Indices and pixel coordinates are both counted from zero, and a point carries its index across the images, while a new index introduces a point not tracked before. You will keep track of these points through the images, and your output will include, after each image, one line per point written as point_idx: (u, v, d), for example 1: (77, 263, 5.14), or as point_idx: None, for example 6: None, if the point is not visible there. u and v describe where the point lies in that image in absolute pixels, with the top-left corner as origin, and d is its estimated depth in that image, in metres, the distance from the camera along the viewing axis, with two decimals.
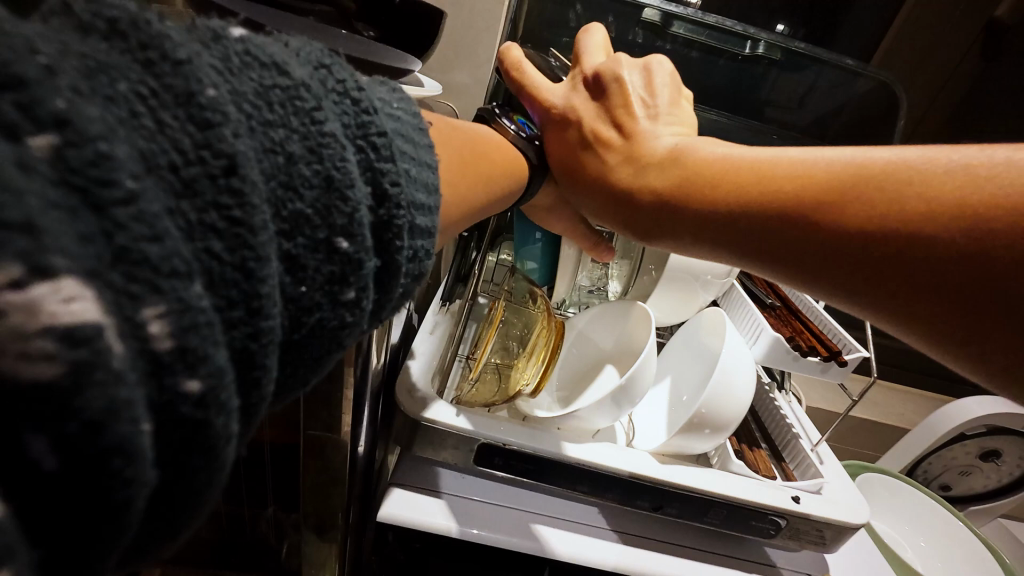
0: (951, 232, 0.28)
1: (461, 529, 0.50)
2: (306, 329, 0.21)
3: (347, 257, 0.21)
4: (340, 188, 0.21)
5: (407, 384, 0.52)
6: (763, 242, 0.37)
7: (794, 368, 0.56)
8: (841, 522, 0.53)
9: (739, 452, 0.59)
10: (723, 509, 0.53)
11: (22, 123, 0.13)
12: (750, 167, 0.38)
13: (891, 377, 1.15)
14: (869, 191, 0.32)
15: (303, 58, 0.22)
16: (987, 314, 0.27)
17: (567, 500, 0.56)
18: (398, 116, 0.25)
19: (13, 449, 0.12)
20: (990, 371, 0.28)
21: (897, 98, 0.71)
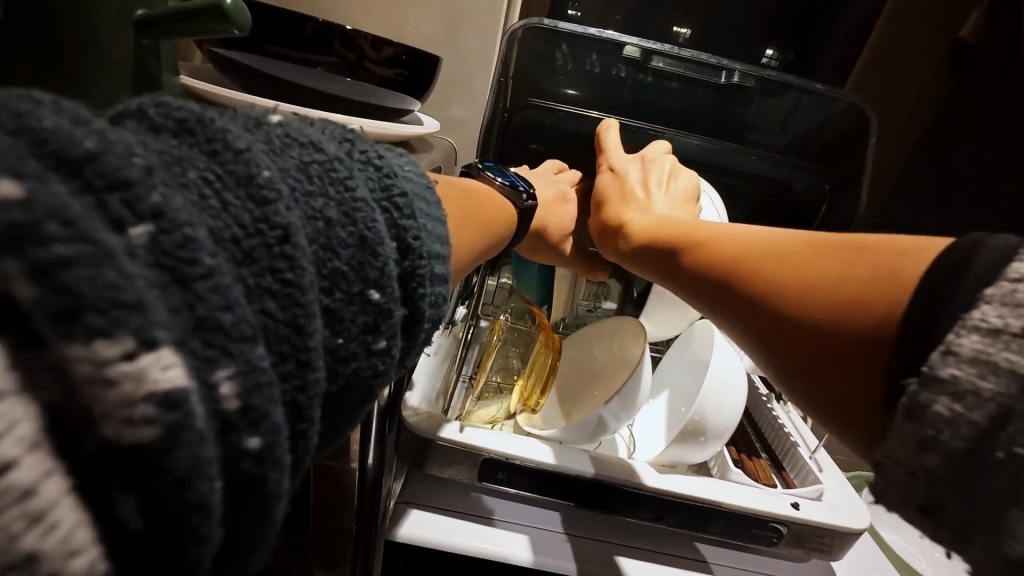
0: (766, 265, 0.41)
1: (535, 559, 0.52)
2: (342, 380, 0.23)
3: (379, 307, 0.23)
4: (372, 245, 0.23)
5: (411, 406, 0.54)
6: (673, 268, 0.50)
7: None
8: (842, 528, 0.53)
9: (739, 461, 0.60)
10: (723, 521, 0.54)
11: (127, 217, 0.15)
12: (683, 224, 0.52)
13: None
14: (737, 239, 0.45)
15: (330, 135, 0.26)
16: (777, 319, 0.38)
17: (545, 509, 0.57)
18: (412, 177, 0.28)
19: (105, 512, 0.15)
20: (784, 364, 0.38)
21: (868, 118, 0.75)
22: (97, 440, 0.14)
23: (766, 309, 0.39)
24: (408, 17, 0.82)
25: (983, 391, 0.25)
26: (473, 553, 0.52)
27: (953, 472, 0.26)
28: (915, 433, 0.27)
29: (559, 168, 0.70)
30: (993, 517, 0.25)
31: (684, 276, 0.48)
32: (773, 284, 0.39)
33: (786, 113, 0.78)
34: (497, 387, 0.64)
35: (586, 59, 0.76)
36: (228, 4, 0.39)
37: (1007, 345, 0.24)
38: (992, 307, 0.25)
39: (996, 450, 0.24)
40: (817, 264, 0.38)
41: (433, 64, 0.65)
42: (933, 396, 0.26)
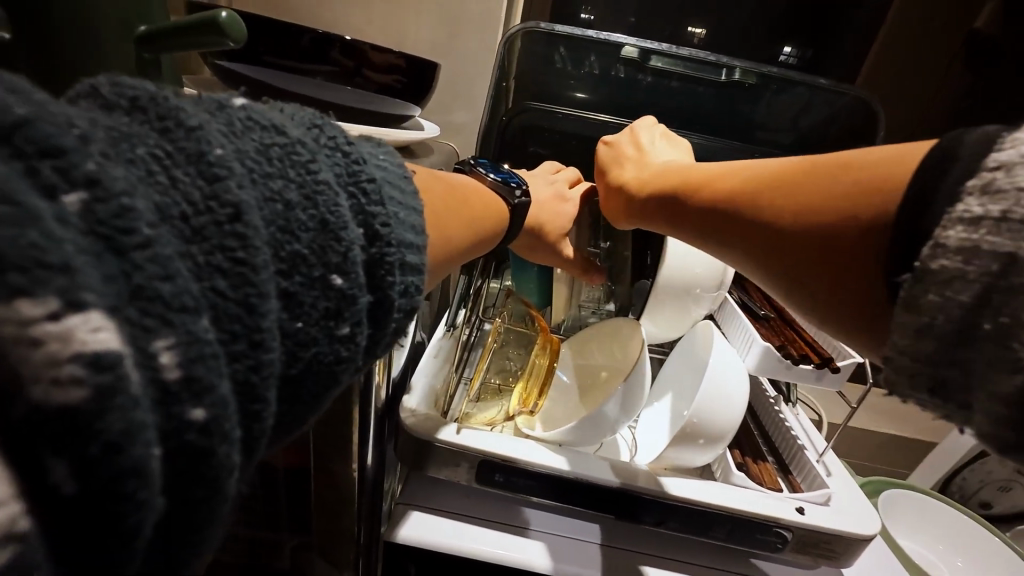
0: (750, 194, 0.41)
1: (555, 566, 0.52)
2: (303, 364, 0.23)
3: (342, 292, 0.24)
4: (335, 229, 0.24)
5: (409, 409, 0.55)
6: (667, 212, 0.50)
7: (788, 376, 0.56)
8: (850, 534, 0.52)
9: (743, 465, 0.59)
10: (724, 525, 0.53)
11: (59, 184, 0.16)
12: (670, 169, 0.53)
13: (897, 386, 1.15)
14: (721, 174, 0.45)
15: (299, 121, 0.27)
16: (769, 243, 0.39)
17: (580, 521, 0.57)
18: (384, 166, 0.29)
19: (38, 475, 0.15)
20: (784, 284, 0.39)
21: (876, 111, 0.73)
22: (25, 404, 0.14)
23: (760, 239, 0.40)
24: (409, 25, 0.83)
25: (970, 274, 0.25)
26: (470, 554, 0.52)
27: (947, 352, 0.26)
28: (912, 323, 0.27)
29: (557, 169, 0.70)
30: (984, 378, 0.25)
31: (679, 217, 0.48)
32: (766, 207, 0.39)
33: (790, 109, 0.76)
34: (495, 389, 0.65)
35: (584, 61, 0.76)
36: (223, 18, 0.41)
37: (989, 231, 0.25)
38: (974, 199, 0.26)
39: (982, 323, 0.25)
40: (799, 183, 0.38)
41: (431, 69, 0.66)
42: (925, 289, 0.27)
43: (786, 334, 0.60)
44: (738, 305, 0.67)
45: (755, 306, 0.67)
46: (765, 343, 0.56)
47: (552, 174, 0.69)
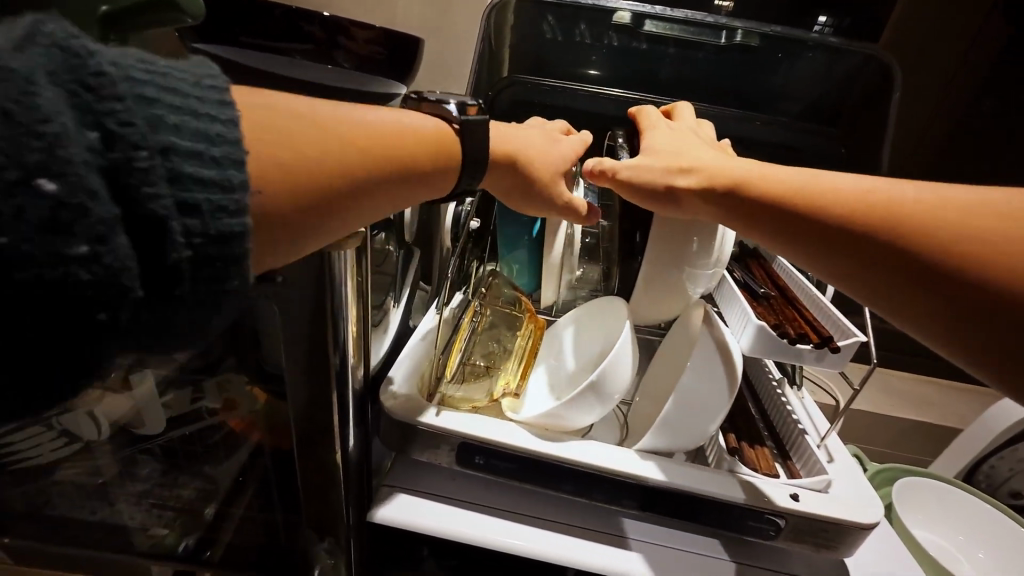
0: (888, 217, 0.39)
1: (540, 550, 0.51)
2: (31, 277, 0.23)
3: (59, 199, 0.23)
4: (30, 127, 0.22)
5: (389, 391, 0.54)
6: (761, 215, 0.45)
7: (785, 357, 0.52)
8: (846, 520, 0.48)
9: (738, 450, 0.56)
10: (714, 510, 0.50)
11: None
12: (751, 165, 0.47)
13: (920, 370, 1.09)
14: (836, 187, 0.42)
15: (27, 24, 0.25)
16: (915, 274, 0.37)
17: (576, 507, 0.56)
18: (147, 69, 0.27)
19: None
20: (916, 313, 0.38)
21: (892, 69, 0.67)
22: None
23: (904, 268, 0.38)
24: (397, 5, 0.81)
25: None
26: (444, 534, 0.52)
27: None
28: None
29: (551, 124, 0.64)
30: None
31: (782, 223, 0.44)
32: (915, 237, 0.37)
33: (796, 72, 0.71)
34: (481, 370, 0.62)
35: (575, 30, 0.73)
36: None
37: None
38: None
39: None
40: (948, 218, 0.37)
41: (414, 45, 0.63)
42: None
43: (785, 313, 0.56)
44: (738, 284, 0.63)
45: (757, 285, 0.63)
46: (761, 322, 0.52)
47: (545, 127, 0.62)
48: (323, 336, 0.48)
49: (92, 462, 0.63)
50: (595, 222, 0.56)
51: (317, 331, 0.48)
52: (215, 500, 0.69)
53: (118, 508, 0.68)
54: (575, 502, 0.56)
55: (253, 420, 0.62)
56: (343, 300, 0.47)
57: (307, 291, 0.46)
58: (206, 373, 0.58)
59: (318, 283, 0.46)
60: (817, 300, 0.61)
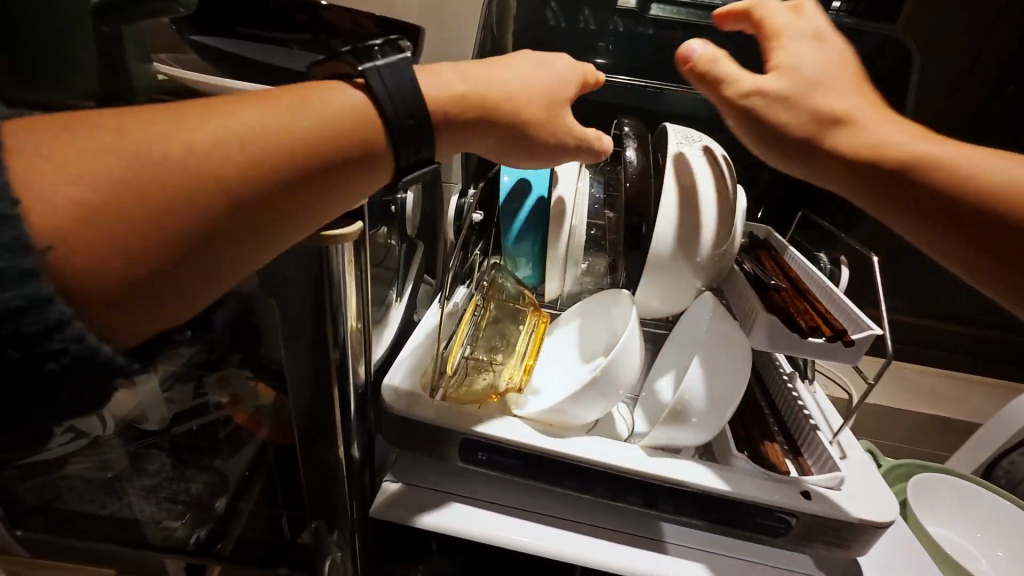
0: (1014, 209, 0.37)
1: (545, 545, 0.51)
2: None
3: None
4: None
5: (391, 386, 0.54)
6: (885, 189, 0.41)
7: (797, 350, 0.50)
8: (859, 518, 0.47)
9: (747, 446, 0.55)
10: (722, 508, 0.49)
11: None
12: (878, 128, 0.42)
13: (936, 363, 1.06)
14: (965, 167, 0.39)
15: None
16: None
17: (581, 503, 0.55)
18: None
19: None
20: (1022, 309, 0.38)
21: (909, 51, 0.65)
22: None
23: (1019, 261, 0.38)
24: None
25: None
26: (449, 530, 0.51)
27: None
28: None
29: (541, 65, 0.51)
30: None
31: (908, 198, 0.40)
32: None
33: None
34: (483, 364, 0.61)
35: (579, 17, 0.71)
36: None
37: None
38: None
39: None
40: None
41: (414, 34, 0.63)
42: None
43: (798, 306, 0.54)
44: (748, 276, 0.61)
45: (767, 276, 0.62)
46: (772, 315, 0.50)
47: None
48: (323, 331, 0.47)
49: (100, 457, 0.64)
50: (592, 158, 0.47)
51: (316, 327, 0.47)
52: (222, 495, 0.69)
53: (128, 502, 0.68)
54: (581, 497, 0.55)
55: (256, 415, 0.62)
56: (343, 295, 0.46)
57: (307, 288, 0.46)
58: (209, 369, 0.56)
59: (317, 279, 0.45)
60: (829, 292, 0.59)
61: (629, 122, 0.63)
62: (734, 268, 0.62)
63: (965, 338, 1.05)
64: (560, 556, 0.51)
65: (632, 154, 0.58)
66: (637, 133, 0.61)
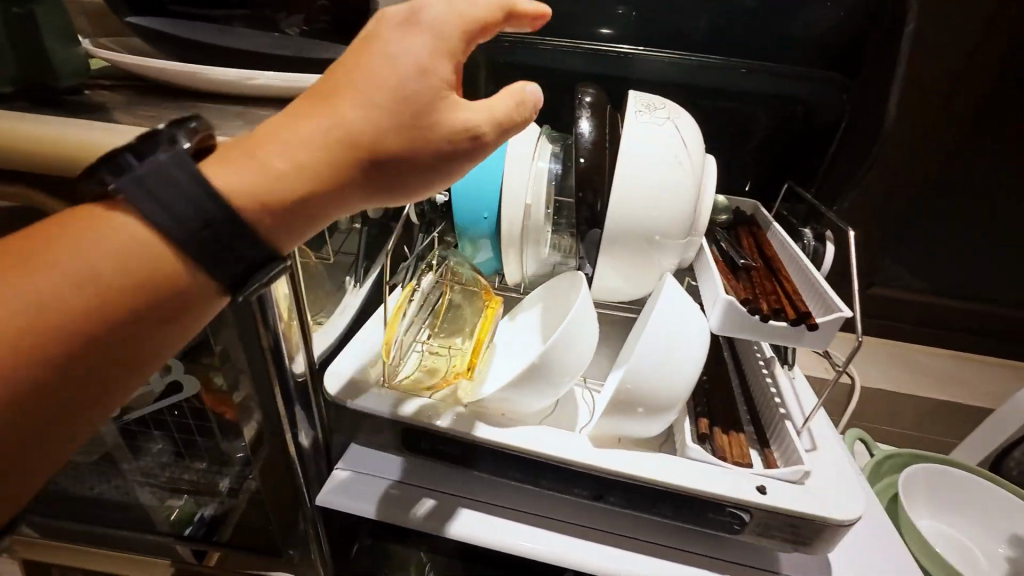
0: None
1: (489, 536, 0.50)
2: None
3: None
4: None
5: (338, 374, 0.54)
6: None
7: (758, 335, 0.46)
8: (816, 517, 0.44)
9: (707, 437, 0.51)
10: (672, 502, 0.46)
11: None
12: None
13: (951, 347, 0.98)
14: None
15: None
16: None
17: (532, 493, 0.54)
18: None
19: None
20: None
21: None
22: None
23: None
24: None
25: None
26: (393, 519, 0.51)
27: None
28: None
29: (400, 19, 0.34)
30: None
31: None
32: None
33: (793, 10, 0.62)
34: (439, 350, 0.61)
35: None
36: None
37: None
38: None
39: None
40: None
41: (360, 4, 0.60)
42: None
43: (765, 287, 0.50)
44: (717, 255, 0.57)
45: (739, 256, 0.57)
46: (730, 297, 0.46)
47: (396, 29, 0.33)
48: (252, 319, 0.46)
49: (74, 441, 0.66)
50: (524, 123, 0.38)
51: (244, 315, 0.46)
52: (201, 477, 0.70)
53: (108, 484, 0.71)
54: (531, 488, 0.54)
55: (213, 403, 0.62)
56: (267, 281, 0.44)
57: None
58: None
59: None
60: (806, 270, 0.54)
61: (591, 89, 0.58)
62: (704, 245, 0.58)
63: (993, 318, 0.95)
64: (504, 547, 0.50)
65: (586, 124, 0.54)
66: (597, 101, 0.56)
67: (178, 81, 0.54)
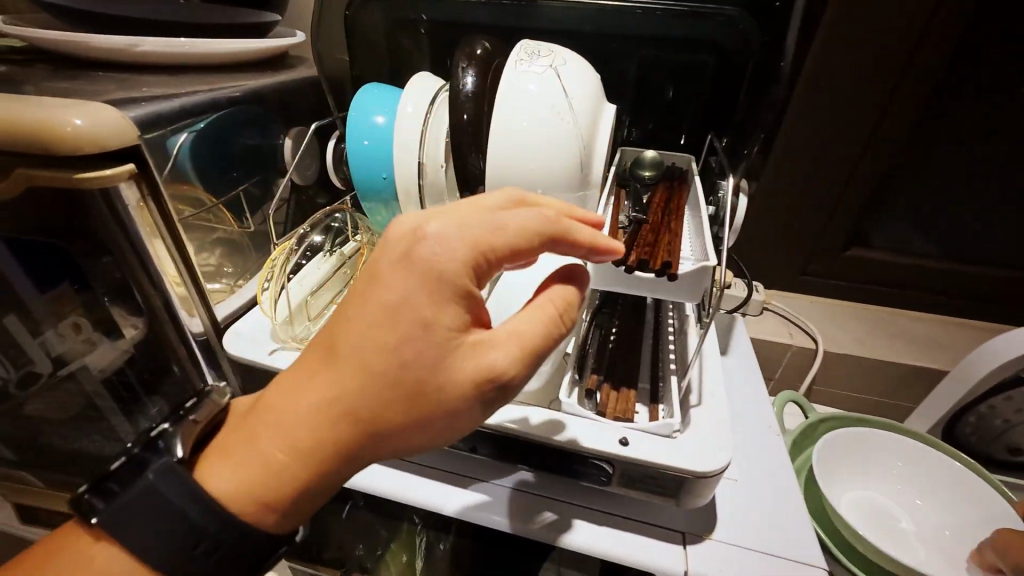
0: None
1: (380, 488, 0.52)
2: None
3: None
4: None
5: (236, 332, 0.56)
6: None
7: (625, 288, 0.45)
8: (677, 470, 0.43)
9: (591, 391, 0.51)
10: (541, 454, 0.47)
11: None
12: None
13: (923, 307, 0.93)
14: None
15: None
16: None
17: (426, 446, 0.54)
18: None
19: None
20: None
21: None
22: None
23: None
24: None
25: None
26: None
27: None
28: None
29: (405, 256, 0.35)
30: None
31: None
32: None
33: None
34: None
35: None
36: None
37: None
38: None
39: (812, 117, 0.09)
40: None
41: None
42: None
43: (644, 239, 0.48)
44: (615, 209, 0.56)
45: (637, 210, 0.56)
46: None
47: (400, 265, 0.35)
48: (138, 278, 0.49)
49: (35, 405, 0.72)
50: (549, 335, 0.38)
51: (131, 275, 0.49)
52: None
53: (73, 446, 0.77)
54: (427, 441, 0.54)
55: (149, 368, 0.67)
56: (141, 242, 0.46)
57: (107, 231, 0.46)
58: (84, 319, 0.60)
59: (109, 224, 0.45)
60: (701, 222, 0.52)
61: (486, 45, 0.56)
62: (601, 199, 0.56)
63: (973, 280, 0.89)
64: (393, 498, 0.51)
65: (468, 80, 0.53)
66: (485, 58, 0.54)
67: (90, 53, 0.56)
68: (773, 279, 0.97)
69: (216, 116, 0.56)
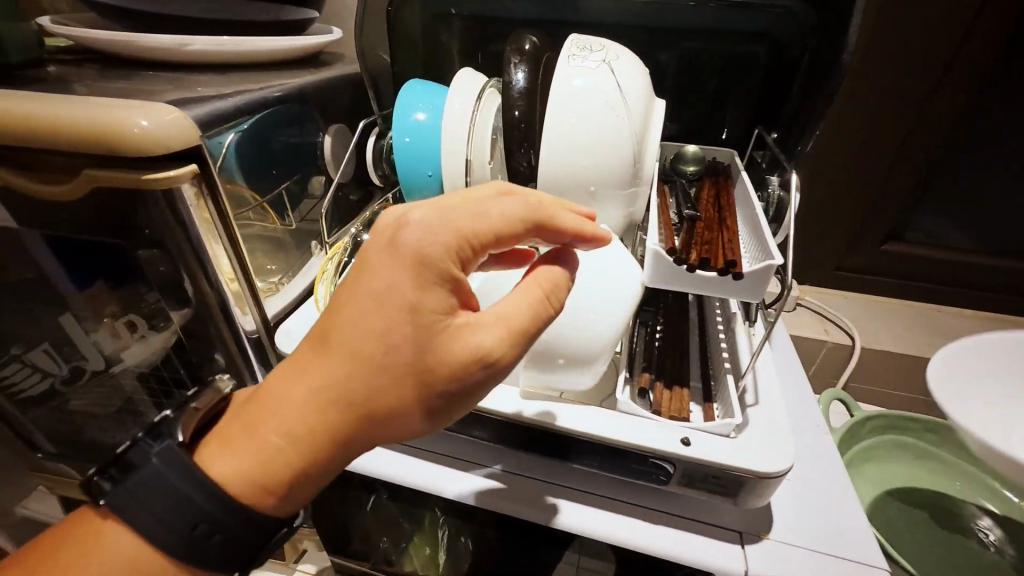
0: None
1: (429, 484, 0.51)
2: None
3: None
4: None
5: (286, 329, 0.56)
6: None
7: (685, 286, 0.44)
8: (739, 470, 0.43)
9: (644, 390, 0.51)
10: (598, 452, 0.47)
11: None
12: None
13: (958, 305, 0.92)
14: None
15: None
16: None
17: (474, 442, 0.54)
18: None
19: None
20: None
21: None
22: None
23: None
24: None
25: None
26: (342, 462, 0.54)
27: None
28: None
29: (388, 244, 0.35)
30: None
31: None
32: None
33: None
34: None
35: None
36: None
37: None
38: None
39: None
40: None
41: None
42: None
43: (700, 237, 0.48)
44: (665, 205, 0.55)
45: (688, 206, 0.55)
46: (656, 245, 0.44)
47: (383, 254, 0.35)
48: (192, 276, 0.49)
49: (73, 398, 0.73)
50: (538, 319, 0.38)
51: (183, 273, 0.49)
52: None
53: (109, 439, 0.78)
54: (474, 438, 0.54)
55: None
56: (199, 239, 0.47)
57: (162, 228, 0.46)
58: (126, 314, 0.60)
59: (166, 221, 0.45)
60: (756, 219, 0.51)
61: (535, 41, 0.55)
62: (651, 196, 0.55)
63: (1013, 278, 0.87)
64: (442, 493, 0.51)
65: (519, 76, 0.52)
66: (534, 52, 0.54)
67: (138, 52, 0.56)
68: (806, 274, 0.96)
69: (264, 114, 0.56)
